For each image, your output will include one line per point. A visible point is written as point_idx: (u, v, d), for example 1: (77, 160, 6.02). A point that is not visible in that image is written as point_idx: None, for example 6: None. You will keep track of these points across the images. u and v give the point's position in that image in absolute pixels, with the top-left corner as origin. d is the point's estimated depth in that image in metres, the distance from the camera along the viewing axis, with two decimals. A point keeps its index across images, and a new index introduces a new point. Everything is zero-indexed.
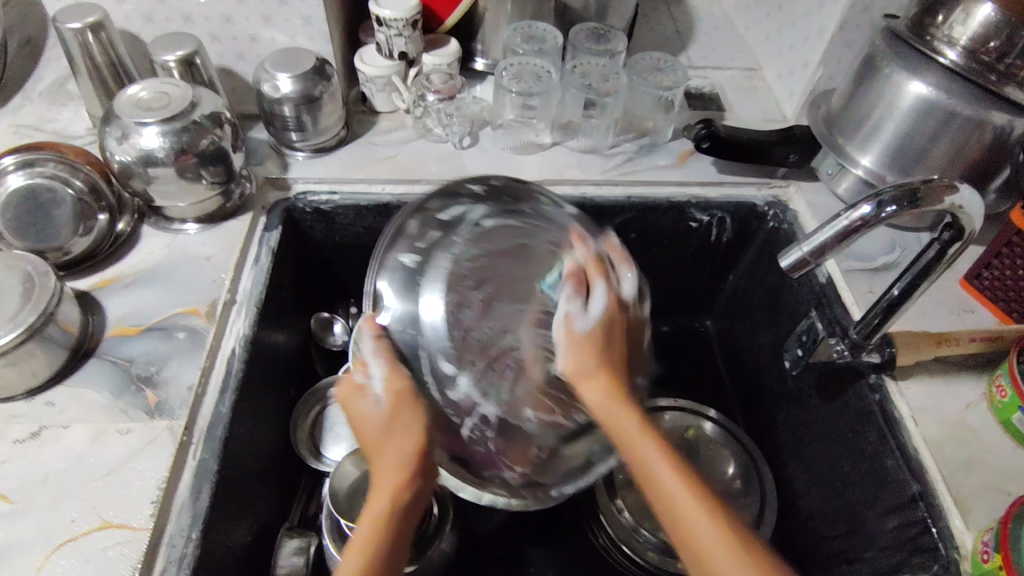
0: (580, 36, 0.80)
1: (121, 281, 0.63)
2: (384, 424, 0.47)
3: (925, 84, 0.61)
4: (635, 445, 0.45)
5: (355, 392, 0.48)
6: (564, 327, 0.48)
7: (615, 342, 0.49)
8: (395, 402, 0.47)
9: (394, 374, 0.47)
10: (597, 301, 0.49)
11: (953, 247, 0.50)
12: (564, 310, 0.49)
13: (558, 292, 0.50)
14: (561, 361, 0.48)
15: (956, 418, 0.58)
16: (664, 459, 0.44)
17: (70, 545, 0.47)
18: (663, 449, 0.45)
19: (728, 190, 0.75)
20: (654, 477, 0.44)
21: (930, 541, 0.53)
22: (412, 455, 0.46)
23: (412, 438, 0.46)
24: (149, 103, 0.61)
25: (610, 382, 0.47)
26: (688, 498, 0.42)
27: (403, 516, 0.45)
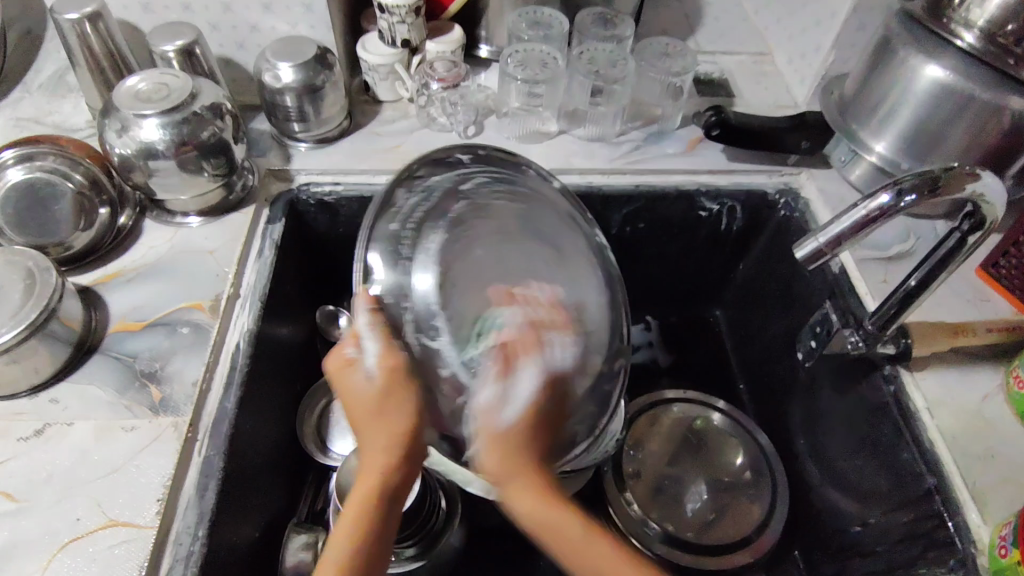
0: (587, 22, 0.78)
1: (123, 276, 0.62)
2: (374, 401, 0.43)
3: (941, 68, 0.59)
4: (557, 535, 0.41)
5: (344, 363, 0.45)
6: (487, 423, 0.43)
7: (540, 423, 0.44)
8: (389, 381, 0.43)
9: (390, 352, 0.44)
10: (526, 382, 0.44)
11: (974, 236, 0.48)
12: (483, 401, 0.43)
13: (480, 376, 0.44)
14: (477, 439, 0.43)
15: (973, 409, 0.56)
16: (586, 531, 0.42)
17: (76, 543, 0.47)
18: (573, 510, 0.42)
19: (738, 178, 0.74)
20: (579, 551, 0.41)
21: (945, 535, 0.52)
22: (407, 435, 0.43)
23: (401, 423, 0.43)
24: (148, 94, 0.60)
25: (529, 479, 0.42)
26: (618, 560, 0.42)
27: (392, 498, 0.43)
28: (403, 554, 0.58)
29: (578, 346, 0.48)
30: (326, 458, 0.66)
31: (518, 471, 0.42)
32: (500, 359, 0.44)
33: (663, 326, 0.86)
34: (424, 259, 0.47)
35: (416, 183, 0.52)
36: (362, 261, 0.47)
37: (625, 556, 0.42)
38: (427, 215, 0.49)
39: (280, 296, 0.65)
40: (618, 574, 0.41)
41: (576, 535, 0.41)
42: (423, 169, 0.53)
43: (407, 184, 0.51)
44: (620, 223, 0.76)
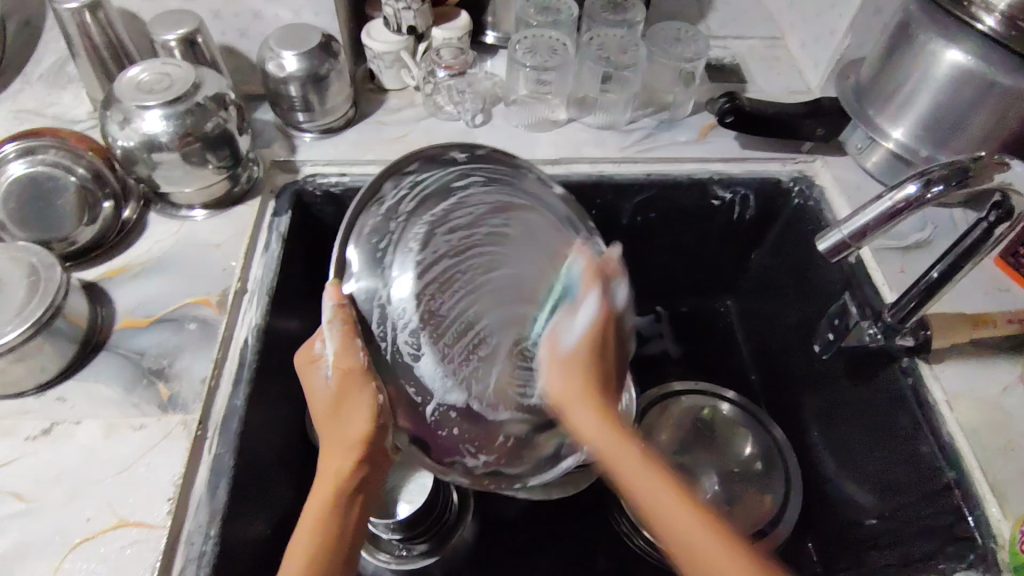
0: (597, 6, 0.77)
1: (128, 271, 0.61)
2: (331, 399, 0.46)
3: (962, 52, 0.57)
4: (613, 453, 0.43)
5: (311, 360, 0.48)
6: (552, 340, 0.49)
7: (607, 359, 0.48)
8: (344, 379, 0.45)
9: (345, 353, 0.45)
10: (586, 309, 0.48)
11: (1001, 227, 0.47)
12: (550, 331, 0.49)
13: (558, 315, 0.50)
14: (546, 375, 0.48)
15: (993, 402, 0.55)
16: (617, 437, 0.44)
17: (87, 544, 0.46)
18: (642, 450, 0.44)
19: (752, 166, 0.73)
20: (620, 459, 0.43)
21: (964, 529, 0.51)
22: (359, 444, 0.45)
23: (360, 423, 0.45)
24: (150, 85, 0.58)
25: (624, 451, 0.43)
26: (685, 506, 0.41)
27: (352, 492, 0.46)
28: (412, 552, 0.62)
29: (615, 299, 0.49)
30: None
31: (598, 410, 0.45)
32: (574, 305, 0.49)
33: (673, 316, 0.85)
34: (403, 262, 0.48)
35: (406, 176, 0.51)
36: (341, 252, 0.47)
37: (672, 485, 0.42)
38: (416, 209, 0.50)
39: (287, 290, 0.64)
40: (668, 508, 0.41)
41: (634, 470, 0.43)
42: (415, 164, 0.52)
43: (396, 176, 0.51)
44: (631, 213, 0.74)
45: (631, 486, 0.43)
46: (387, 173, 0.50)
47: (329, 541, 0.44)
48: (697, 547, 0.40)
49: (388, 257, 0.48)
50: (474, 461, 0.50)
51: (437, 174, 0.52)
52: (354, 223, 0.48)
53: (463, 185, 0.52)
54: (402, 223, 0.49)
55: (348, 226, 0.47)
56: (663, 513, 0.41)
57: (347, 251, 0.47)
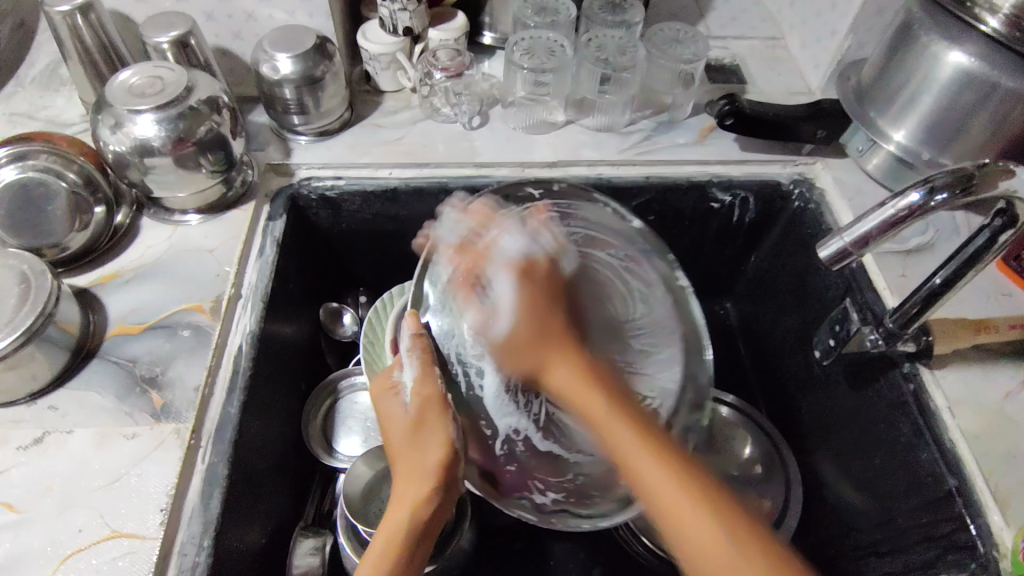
0: (594, 7, 0.76)
1: (121, 276, 0.60)
2: (411, 428, 0.50)
3: (965, 54, 0.56)
4: (574, 393, 0.45)
5: (387, 388, 0.53)
6: (484, 326, 0.50)
7: (542, 320, 0.48)
8: (423, 407, 0.49)
9: (424, 380, 0.49)
10: (502, 289, 0.49)
11: (1005, 234, 0.47)
12: (472, 318, 0.50)
13: (457, 308, 0.51)
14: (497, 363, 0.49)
15: (994, 408, 0.55)
16: (581, 381, 0.45)
17: (78, 556, 0.46)
18: (613, 400, 0.44)
19: (751, 168, 0.72)
20: (580, 403, 0.45)
21: (965, 538, 0.50)
22: (436, 471, 0.47)
23: (437, 449, 0.48)
24: (141, 89, 0.57)
25: (569, 363, 0.46)
26: (651, 456, 0.41)
27: (427, 521, 0.47)
28: None
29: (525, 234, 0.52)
30: (333, 459, 0.64)
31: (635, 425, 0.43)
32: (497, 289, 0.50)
33: None
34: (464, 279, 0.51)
35: (464, 215, 0.55)
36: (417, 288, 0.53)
37: (649, 443, 0.42)
38: (473, 249, 0.53)
39: (282, 295, 0.63)
40: (683, 506, 0.39)
41: (689, 501, 0.39)
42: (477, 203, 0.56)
43: (461, 215, 0.55)
44: (630, 216, 0.74)
45: (589, 418, 0.44)
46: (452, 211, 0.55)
47: (403, 551, 0.46)
48: (673, 503, 0.39)
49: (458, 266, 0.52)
50: (542, 496, 0.50)
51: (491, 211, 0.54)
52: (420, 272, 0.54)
53: (506, 218, 0.54)
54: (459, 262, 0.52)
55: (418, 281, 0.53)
56: (630, 471, 0.41)
57: (422, 292, 0.53)
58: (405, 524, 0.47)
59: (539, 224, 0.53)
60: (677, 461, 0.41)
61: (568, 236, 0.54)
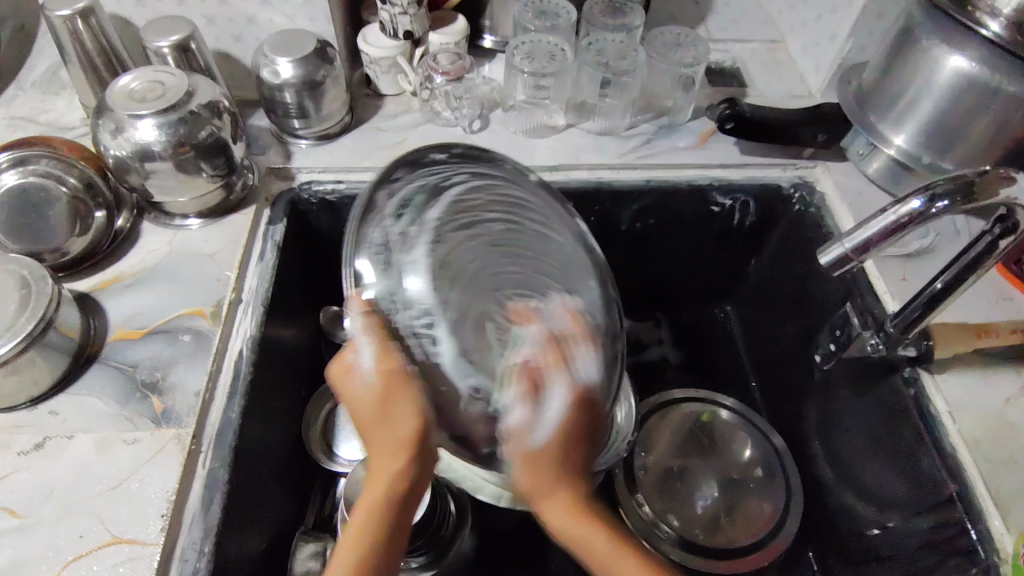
0: (595, 10, 0.76)
1: (121, 281, 0.60)
2: (373, 404, 0.43)
3: (966, 59, 0.56)
4: (570, 534, 0.42)
5: (343, 371, 0.45)
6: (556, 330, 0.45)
7: (575, 454, 0.43)
8: (387, 383, 0.43)
9: (384, 355, 0.43)
10: (554, 407, 0.42)
11: (1005, 241, 0.47)
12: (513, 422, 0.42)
13: (507, 399, 0.43)
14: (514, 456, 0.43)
15: (994, 413, 0.55)
16: (556, 479, 0.42)
17: (79, 562, 0.46)
18: (572, 505, 0.42)
19: (752, 172, 0.72)
20: (573, 535, 0.42)
21: (966, 543, 0.50)
22: (408, 442, 0.42)
23: (407, 422, 0.42)
24: (142, 94, 0.58)
25: (561, 500, 0.42)
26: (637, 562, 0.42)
27: (406, 500, 0.42)
28: (412, 565, 0.59)
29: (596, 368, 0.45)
30: (333, 464, 0.65)
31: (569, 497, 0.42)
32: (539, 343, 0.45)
33: (673, 322, 0.85)
34: (415, 254, 0.47)
35: (391, 185, 0.51)
36: (353, 266, 0.47)
37: (618, 539, 0.43)
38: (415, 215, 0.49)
39: (282, 299, 0.63)
40: (610, 556, 0.42)
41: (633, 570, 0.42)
42: (401, 171, 0.52)
43: (385, 186, 0.51)
44: (630, 219, 0.74)
45: (574, 544, 0.42)
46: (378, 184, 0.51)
47: (377, 540, 0.41)
48: (606, 555, 0.42)
49: (404, 240, 0.48)
50: None
51: (416, 178, 0.51)
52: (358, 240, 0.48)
53: (446, 183, 0.51)
54: (395, 227, 0.48)
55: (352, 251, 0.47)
56: (615, 574, 0.42)
57: (358, 263, 0.47)
58: (378, 501, 0.42)
59: (475, 193, 0.51)
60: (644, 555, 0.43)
61: (503, 190, 0.52)
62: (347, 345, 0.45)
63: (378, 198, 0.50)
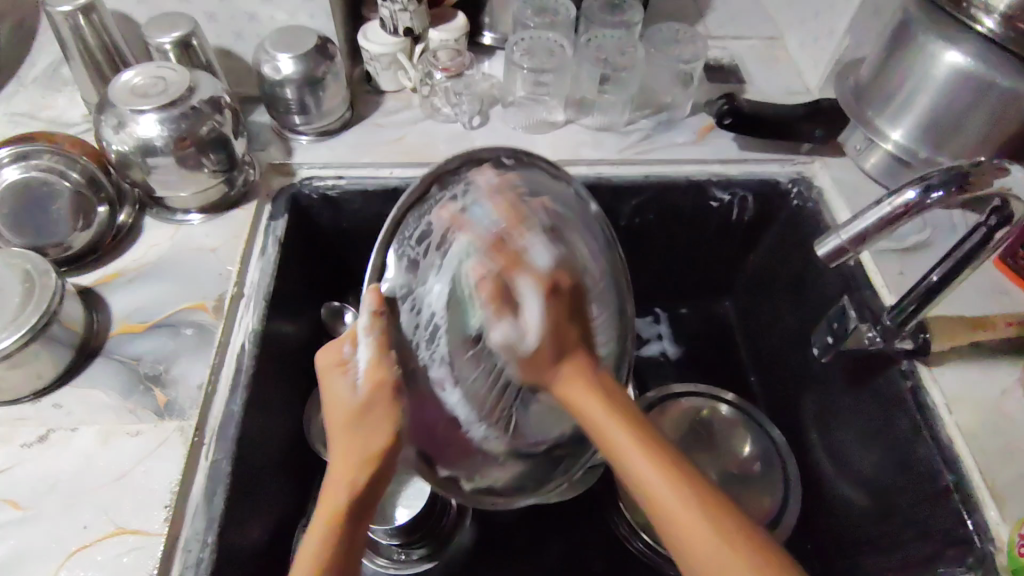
0: (594, 7, 0.76)
1: (123, 276, 0.61)
2: (355, 413, 0.44)
3: (961, 53, 0.57)
4: (601, 430, 0.42)
5: (337, 368, 0.45)
6: (501, 342, 0.47)
7: (563, 333, 0.47)
8: (373, 393, 0.44)
9: (381, 362, 0.44)
10: (531, 307, 0.47)
11: (1000, 233, 0.48)
12: (496, 338, 0.47)
13: (481, 315, 0.48)
14: (512, 364, 0.48)
15: (991, 405, 0.55)
16: (593, 389, 0.44)
17: (83, 552, 0.46)
18: (617, 411, 0.42)
19: (751, 167, 0.72)
20: (615, 445, 0.40)
21: (963, 533, 0.51)
22: (377, 458, 0.43)
23: (384, 436, 0.44)
24: (145, 89, 0.58)
25: (579, 380, 0.45)
26: (676, 485, 0.37)
27: (364, 509, 0.42)
28: (413, 556, 0.62)
29: (555, 247, 0.50)
30: None
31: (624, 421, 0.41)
32: (489, 290, 0.47)
33: (672, 317, 0.85)
34: (435, 278, 0.48)
35: (452, 182, 0.49)
36: (378, 256, 0.47)
37: (671, 466, 0.38)
38: (463, 226, 0.48)
39: (284, 294, 0.64)
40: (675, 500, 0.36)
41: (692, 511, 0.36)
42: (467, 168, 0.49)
43: (445, 180, 0.49)
44: (630, 214, 0.74)
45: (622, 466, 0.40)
46: (437, 177, 0.48)
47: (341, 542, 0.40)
48: (656, 494, 0.37)
49: (425, 262, 0.48)
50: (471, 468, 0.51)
51: (475, 184, 0.49)
52: (394, 229, 0.47)
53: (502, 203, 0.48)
54: (440, 235, 0.48)
55: (387, 232, 0.47)
56: (642, 483, 0.38)
57: (386, 251, 0.47)
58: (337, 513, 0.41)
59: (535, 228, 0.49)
60: (696, 477, 0.38)
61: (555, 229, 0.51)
62: (342, 343, 0.46)
63: (431, 186, 0.48)
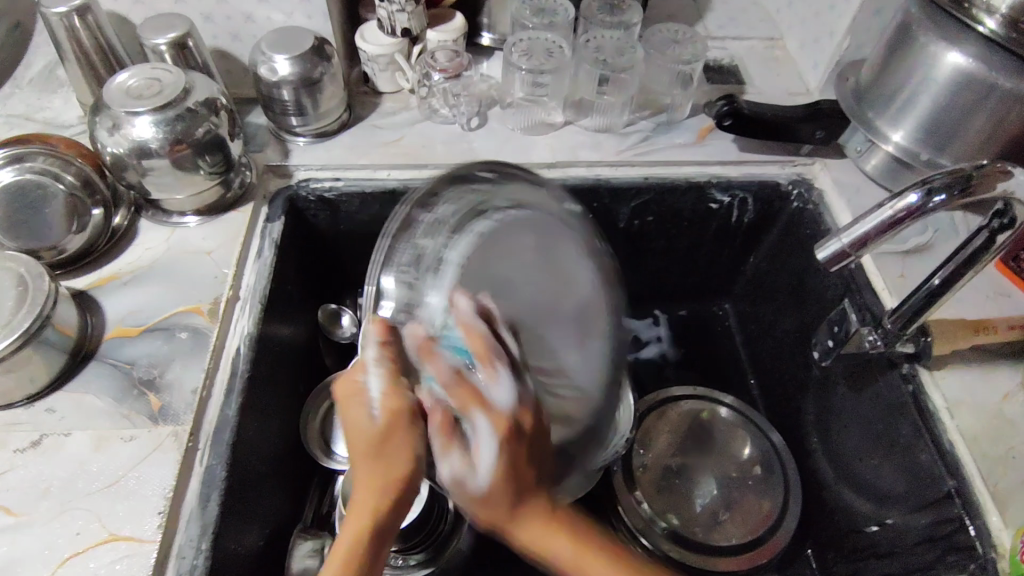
0: (593, 8, 0.76)
1: (118, 279, 0.60)
2: (377, 437, 0.44)
3: (963, 55, 0.56)
4: (540, 540, 0.44)
5: (355, 394, 0.46)
6: (458, 482, 0.43)
7: (521, 477, 0.44)
8: (391, 420, 0.44)
9: (392, 393, 0.45)
10: (485, 449, 0.43)
11: (1002, 236, 0.47)
12: (447, 475, 0.43)
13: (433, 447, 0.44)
14: (461, 502, 0.44)
15: (993, 409, 0.55)
16: (522, 490, 0.44)
17: (76, 559, 0.45)
18: (548, 517, 0.45)
19: (750, 169, 0.72)
20: (566, 555, 0.44)
21: (965, 539, 0.50)
22: (402, 480, 0.44)
23: (406, 459, 0.45)
24: (139, 90, 0.57)
25: (533, 512, 0.44)
26: (622, 570, 0.44)
27: (389, 525, 0.44)
28: (410, 562, 0.61)
29: (518, 386, 0.46)
30: (330, 461, 0.65)
31: (581, 546, 0.44)
32: (444, 438, 0.43)
33: (671, 320, 0.85)
34: (436, 296, 0.47)
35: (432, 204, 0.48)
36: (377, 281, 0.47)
37: (617, 563, 0.44)
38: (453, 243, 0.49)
39: (281, 297, 0.63)
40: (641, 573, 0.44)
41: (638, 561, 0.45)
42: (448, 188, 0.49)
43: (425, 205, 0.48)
44: (629, 216, 0.73)
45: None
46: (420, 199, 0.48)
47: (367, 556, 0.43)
48: None
49: (423, 284, 0.47)
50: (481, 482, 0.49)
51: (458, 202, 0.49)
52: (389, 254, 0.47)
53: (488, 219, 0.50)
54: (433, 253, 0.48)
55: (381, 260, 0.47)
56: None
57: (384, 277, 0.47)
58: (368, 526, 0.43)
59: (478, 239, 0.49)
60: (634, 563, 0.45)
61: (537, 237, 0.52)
62: (359, 369, 0.46)
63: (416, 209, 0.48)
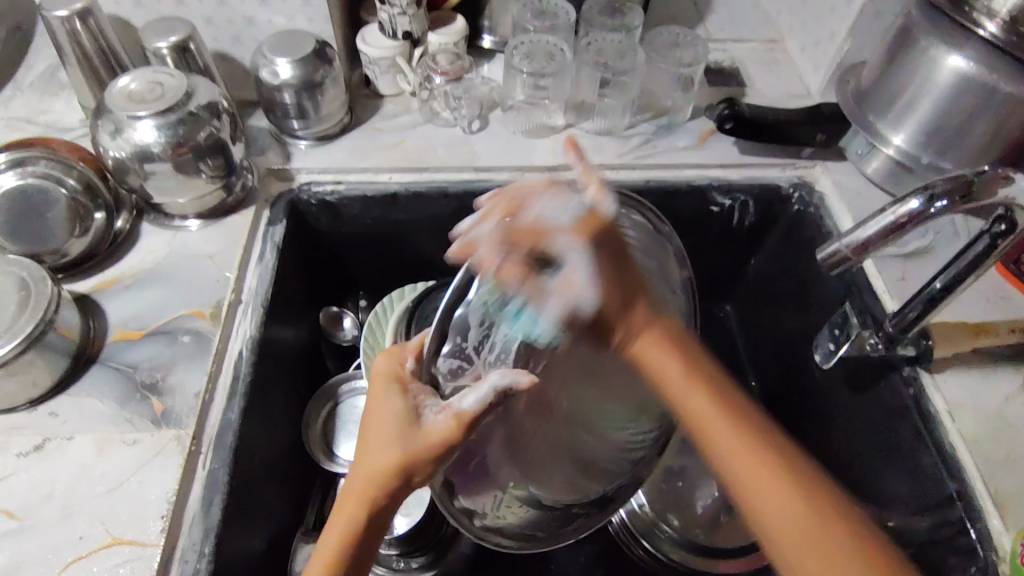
0: (594, 11, 0.76)
1: (121, 283, 0.60)
2: (412, 432, 0.42)
3: (964, 58, 0.56)
4: (694, 413, 0.41)
5: (395, 386, 0.45)
6: (564, 286, 0.44)
7: (626, 276, 0.45)
8: (446, 434, 0.41)
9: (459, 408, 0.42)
10: (574, 255, 0.43)
11: (1004, 241, 0.47)
12: (557, 282, 0.44)
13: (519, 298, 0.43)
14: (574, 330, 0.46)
15: (994, 413, 0.55)
16: (687, 369, 0.43)
17: (80, 563, 0.46)
18: (691, 370, 0.43)
19: (751, 172, 0.72)
20: (719, 427, 0.40)
21: (966, 542, 0.50)
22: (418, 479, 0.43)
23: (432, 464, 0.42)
24: (141, 95, 0.57)
25: (652, 332, 0.45)
26: (812, 512, 0.37)
27: (386, 518, 0.43)
28: (412, 565, 0.62)
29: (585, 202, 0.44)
30: (333, 464, 0.65)
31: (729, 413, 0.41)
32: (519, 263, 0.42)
33: None
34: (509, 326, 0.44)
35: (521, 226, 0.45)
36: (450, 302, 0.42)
37: (785, 473, 0.38)
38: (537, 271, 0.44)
39: (283, 301, 0.63)
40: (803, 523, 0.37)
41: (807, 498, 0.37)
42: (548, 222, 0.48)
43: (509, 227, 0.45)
44: None
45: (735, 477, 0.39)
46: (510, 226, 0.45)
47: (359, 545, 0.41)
48: (777, 510, 0.37)
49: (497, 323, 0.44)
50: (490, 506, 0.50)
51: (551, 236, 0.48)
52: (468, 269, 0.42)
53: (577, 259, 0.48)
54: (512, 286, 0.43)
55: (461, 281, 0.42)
56: (756, 493, 0.38)
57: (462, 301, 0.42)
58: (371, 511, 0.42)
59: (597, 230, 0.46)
60: (822, 495, 0.38)
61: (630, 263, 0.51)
62: (410, 360, 0.46)
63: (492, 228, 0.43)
